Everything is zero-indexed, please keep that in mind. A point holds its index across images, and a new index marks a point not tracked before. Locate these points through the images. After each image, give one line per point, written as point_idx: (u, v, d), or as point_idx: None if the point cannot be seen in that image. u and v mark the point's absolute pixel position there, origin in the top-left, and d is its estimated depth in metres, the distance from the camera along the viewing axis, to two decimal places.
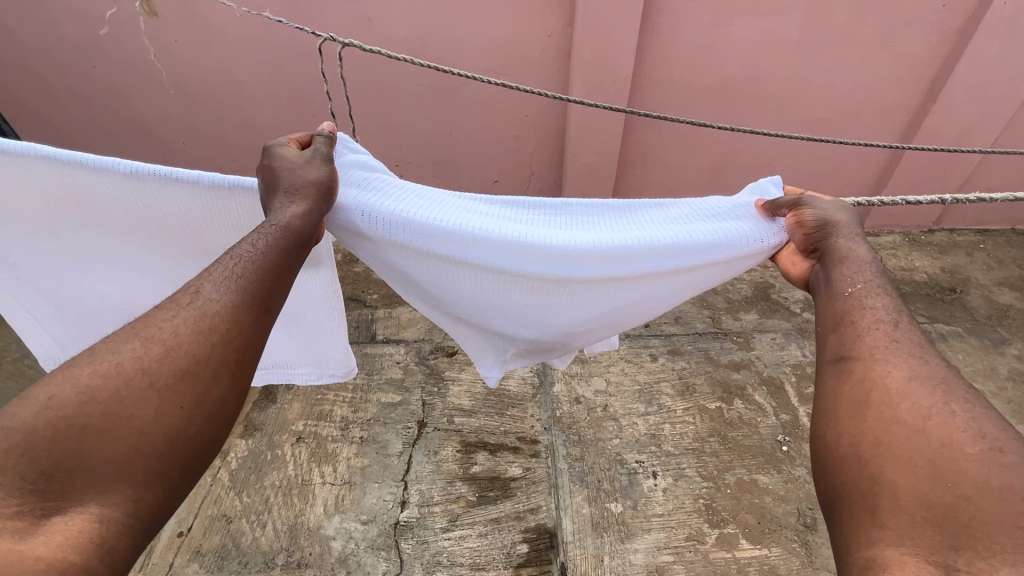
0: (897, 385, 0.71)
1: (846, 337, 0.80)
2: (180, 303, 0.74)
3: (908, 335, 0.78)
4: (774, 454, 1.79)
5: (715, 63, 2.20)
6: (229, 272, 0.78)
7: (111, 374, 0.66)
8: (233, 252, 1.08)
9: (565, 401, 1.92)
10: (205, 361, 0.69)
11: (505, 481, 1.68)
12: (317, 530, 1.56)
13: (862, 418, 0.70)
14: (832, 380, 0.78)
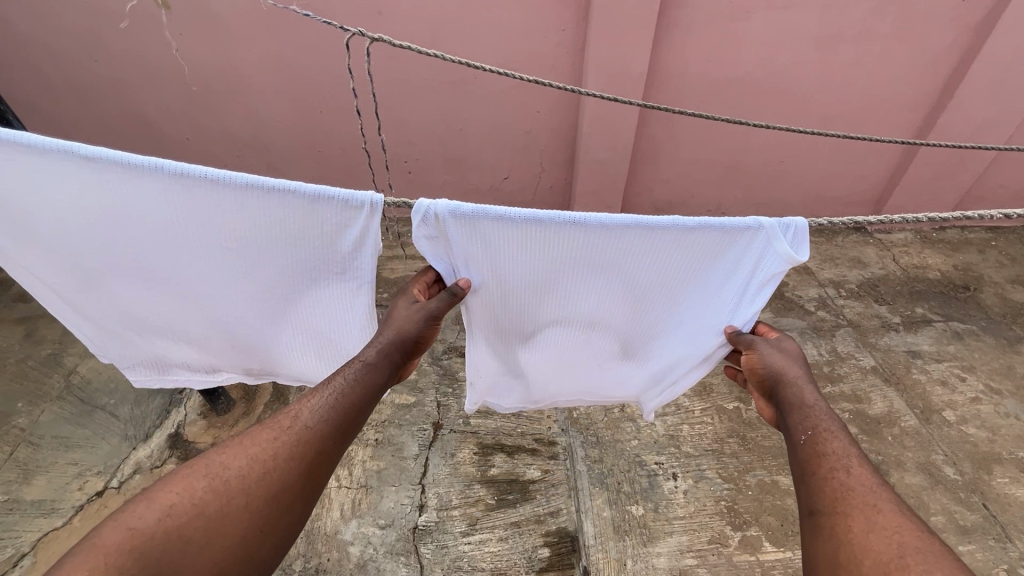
0: (852, 526, 0.78)
1: (813, 489, 0.87)
2: (282, 425, 0.86)
3: (864, 481, 0.84)
4: None
5: (730, 58, 2.17)
6: (319, 402, 0.90)
7: (218, 490, 0.77)
8: (273, 260, 1.02)
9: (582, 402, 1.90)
10: (289, 490, 0.81)
11: (524, 484, 1.66)
12: (334, 535, 1.53)
13: (842, 574, 0.74)
14: (812, 537, 0.83)
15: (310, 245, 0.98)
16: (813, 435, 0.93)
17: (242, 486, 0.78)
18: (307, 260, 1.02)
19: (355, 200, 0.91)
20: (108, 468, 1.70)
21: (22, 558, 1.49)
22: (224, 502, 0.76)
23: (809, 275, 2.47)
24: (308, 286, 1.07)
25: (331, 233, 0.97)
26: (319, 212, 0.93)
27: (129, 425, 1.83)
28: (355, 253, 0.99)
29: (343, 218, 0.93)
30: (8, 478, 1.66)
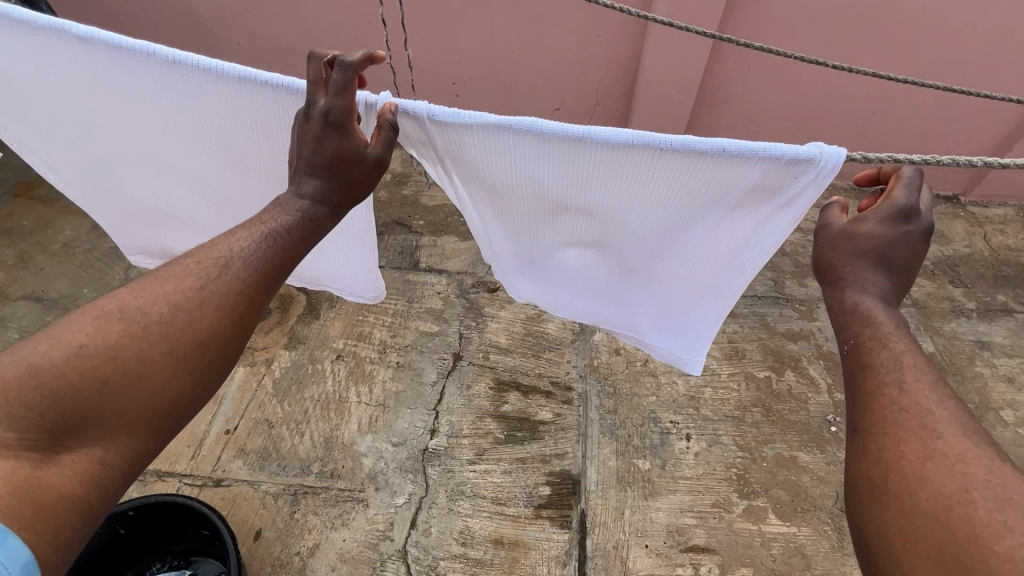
0: (896, 430, 0.69)
1: (854, 406, 0.76)
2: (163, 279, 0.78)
3: (920, 400, 0.71)
4: (820, 434, 1.69)
5: None
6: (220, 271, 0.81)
7: (91, 335, 0.70)
8: (268, 154, 1.03)
9: (605, 351, 1.86)
10: (178, 344, 0.74)
11: (535, 424, 1.68)
12: (350, 445, 1.63)
13: (880, 483, 0.66)
14: (850, 453, 0.73)
15: None
16: (857, 345, 0.80)
17: (146, 344, 0.72)
18: None
19: None
20: None
21: None
22: (115, 362, 0.69)
23: None
24: None
25: None
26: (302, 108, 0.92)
27: None
28: None
29: None
30: None
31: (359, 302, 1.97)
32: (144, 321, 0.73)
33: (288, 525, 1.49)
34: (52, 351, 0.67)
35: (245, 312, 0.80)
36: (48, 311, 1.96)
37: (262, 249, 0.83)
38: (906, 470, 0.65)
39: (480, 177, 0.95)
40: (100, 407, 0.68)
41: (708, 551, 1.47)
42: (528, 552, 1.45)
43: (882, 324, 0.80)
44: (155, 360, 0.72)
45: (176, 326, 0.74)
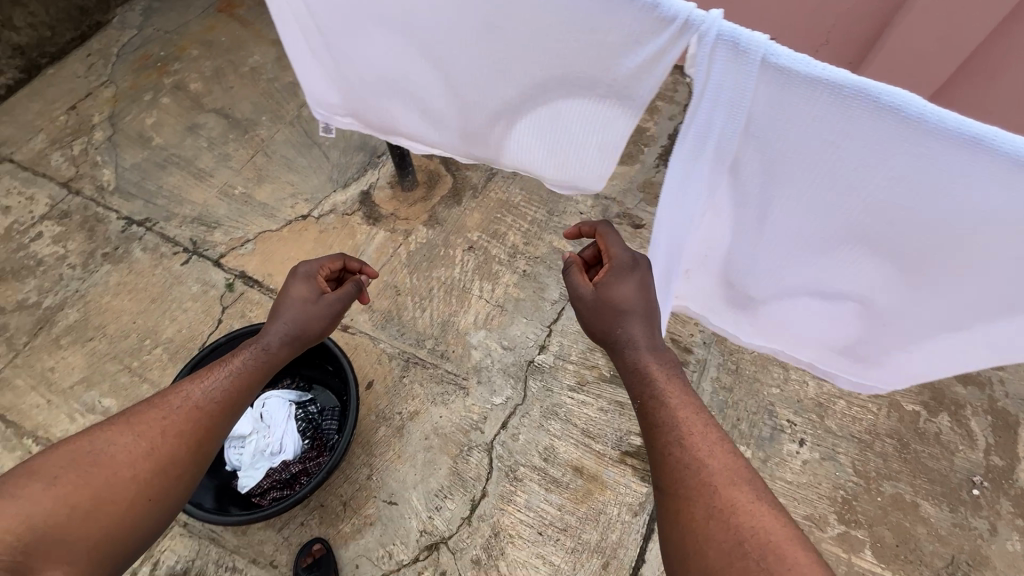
0: (697, 478, 0.87)
1: (656, 466, 0.93)
2: (164, 403, 1.00)
3: (696, 453, 0.89)
4: (955, 491, 1.50)
5: None
6: (218, 384, 1.06)
7: (98, 465, 0.89)
8: (542, 50, 0.86)
9: None
10: (179, 442, 0.97)
11: None
12: (463, 335, 1.69)
13: (694, 538, 0.82)
14: (662, 519, 0.89)
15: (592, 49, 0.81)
16: (643, 405, 1.00)
17: (114, 490, 0.88)
18: (581, 66, 0.85)
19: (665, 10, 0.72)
20: (314, 199, 1.98)
21: (247, 242, 1.88)
22: (115, 492, 0.88)
23: None
24: (567, 93, 0.91)
25: (624, 44, 0.78)
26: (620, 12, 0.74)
27: (335, 168, 2.05)
28: (636, 77, 0.81)
29: (644, 28, 0.75)
30: (248, 176, 2.03)
31: (501, 200, 1.95)
32: (114, 454, 0.91)
33: (396, 386, 1.61)
34: (32, 493, 0.82)
35: (214, 414, 1.03)
36: (232, 130, 2.14)
37: (223, 394, 1.06)
38: (713, 506, 0.83)
39: (728, 160, 0.80)
40: (89, 512, 0.85)
41: None
42: (604, 490, 1.47)
43: (662, 384, 1.00)
44: (155, 453, 0.94)
45: (163, 419, 0.98)
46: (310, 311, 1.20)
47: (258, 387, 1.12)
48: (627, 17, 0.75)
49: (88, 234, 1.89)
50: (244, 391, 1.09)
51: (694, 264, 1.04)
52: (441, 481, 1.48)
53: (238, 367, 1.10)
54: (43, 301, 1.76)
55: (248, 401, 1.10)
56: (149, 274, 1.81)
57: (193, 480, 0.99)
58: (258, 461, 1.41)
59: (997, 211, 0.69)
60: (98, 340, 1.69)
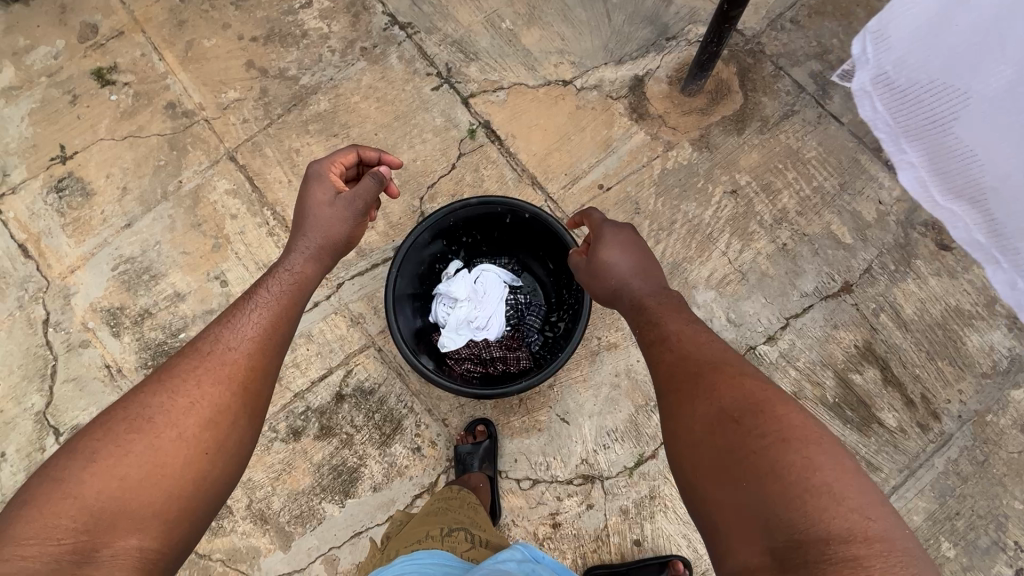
0: (719, 422, 0.87)
1: (666, 406, 0.97)
2: (203, 353, 0.82)
3: (681, 347, 1.01)
4: None
5: None
6: (251, 321, 0.88)
7: (141, 428, 0.72)
8: None
9: (1010, 417, 1.40)
10: (219, 390, 0.79)
11: (871, 418, 1.40)
12: (690, 288, 1.51)
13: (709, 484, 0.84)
14: (676, 464, 0.92)
15: None
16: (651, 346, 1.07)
17: (165, 445, 0.72)
18: None
19: None
20: (581, 66, 1.72)
21: (499, 90, 1.71)
22: (163, 448, 0.71)
23: None
24: None
25: None
26: None
27: (614, 36, 1.73)
28: None
29: None
30: (519, 11, 1.78)
31: (790, 150, 1.60)
32: (153, 415, 0.73)
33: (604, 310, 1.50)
34: (71, 469, 0.67)
35: (252, 345, 0.85)
36: None
37: (261, 323, 0.88)
38: (737, 447, 0.82)
39: None
40: (140, 473, 0.69)
41: None
42: None
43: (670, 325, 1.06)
44: (204, 397, 0.77)
45: (200, 364, 0.80)
46: (333, 223, 1.02)
47: (298, 312, 0.95)
48: None
49: (353, 19, 1.79)
50: (281, 317, 0.91)
51: None
52: (617, 423, 1.42)
53: (268, 298, 0.92)
54: (299, 77, 1.74)
55: (292, 330, 0.93)
56: (400, 88, 1.72)
57: (253, 419, 0.82)
58: (462, 327, 1.40)
59: None
60: (341, 139, 1.68)
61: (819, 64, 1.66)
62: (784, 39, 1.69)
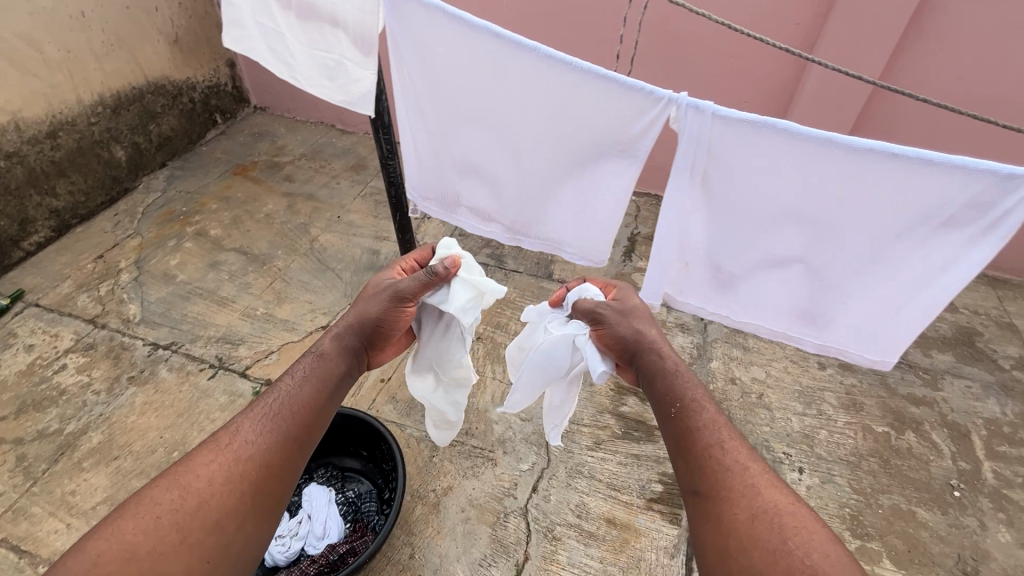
0: (738, 451, 1.01)
1: (669, 394, 1.11)
2: (222, 445, 0.96)
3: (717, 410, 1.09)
4: (942, 496, 1.67)
5: (982, 76, 1.99)
6: (264, 408, 1.02)
7: (147, 531, 0.83)
8: (566, 127, 1.12)
9: (721, 378, 1.98)
10: (216, 480, 0.91)
11: (651, 427, 1.82)
12: (484, 412, 1.84)
13: (722, 501, 0.95)
14: (683, 427, 1.06)
15: (612, 118, 1.06)
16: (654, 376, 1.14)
17: (161, 538, 0.83)
18: (603, 136, 1.10)
19: (658, 94, 0.99)
20: (331, 312, 2.21)
21: (271, 353, 2.04)
22: (154, 554, 0.82)
23: (1013, 332, 2.23)
24: (598, 164, 1.15)
25: (628, 119, 1.05)
26: (627, 97, 1.02)
27: (348, 286, 2.32)
28: (640, 136, 1.06)
29: (642, 106, 1.02)
30: (268, 299, 2.26)
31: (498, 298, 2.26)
32: (162, 514, 0.85)
33: (427, 465, 1.70)
34: (129, 537, 0.82)
35: (250, 460, 0.95)
36: (251, 263, 2.42)
37: (269, 434, 0.98)
38: (746, 467, 0.98)
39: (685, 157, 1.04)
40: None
41: None
42: (639, 538, 1.55)
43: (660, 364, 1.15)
44: (187, 519, 0.86)
45: (206, 469, 0.92)
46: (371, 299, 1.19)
47: (317, 407, 1.06)
48: (635, 97, 1.02)
49: (115, 360, 1.99)
50: (289, 433, 1.00)
51: (692, 257, 1.21)
52: (483, 550, 1.51)
53: (290, 397, 1.05)
54: (64, 427, 1.78)
55: (308, 429, 1.04)
56: (176, 390, 1.90)
57: (255, 522, 0.92)
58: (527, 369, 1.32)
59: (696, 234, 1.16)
60: (123, 458, 1.70)
61: (488, 248, 2.48)
62: (459, 245, 2.51)
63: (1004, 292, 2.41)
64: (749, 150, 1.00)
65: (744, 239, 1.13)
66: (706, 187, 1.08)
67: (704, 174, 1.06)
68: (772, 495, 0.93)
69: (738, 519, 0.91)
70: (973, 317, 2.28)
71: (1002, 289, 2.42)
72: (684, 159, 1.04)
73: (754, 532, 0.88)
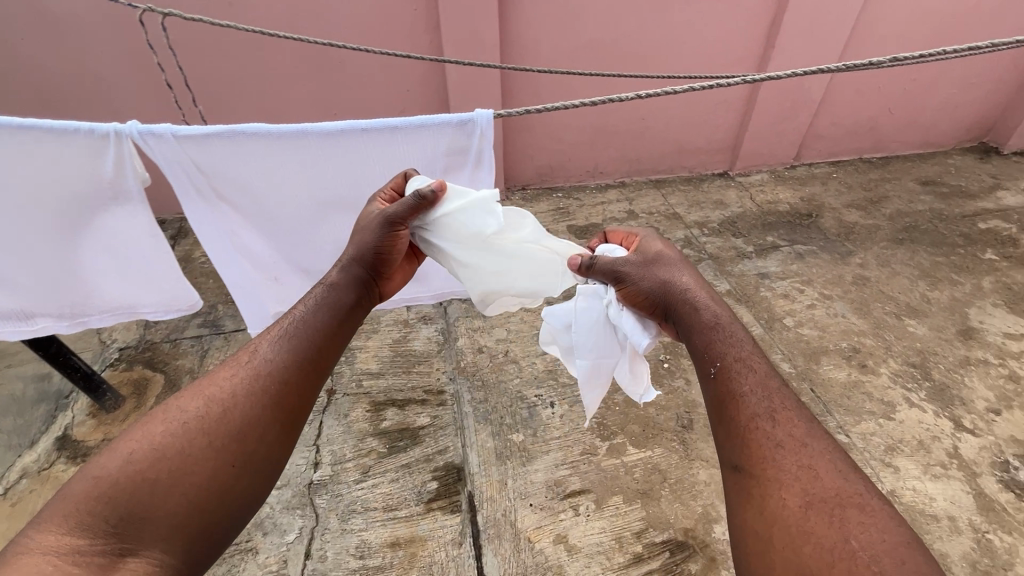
0: (791, 426, 0.91)
1: (715, 347, 1.04)
2: (242, 361, 1.01)
3: (768, 378, 1.00)
4: (657, 372, 1.98)
5: (574, 26, 2.36)
6: (281, 329, 1.06)
7: (177, 434, 0.88)
8: (45, 190, 1.13)
9: (469, 352, 2.05)
10: (235, 394, 0.95)
11: (414, 430, 1.79)
12: None
13: (771, 485, 0.85)
14: (727, 385, 0.99)
15: (75, 172, 1.10)
16: (699, 329, 1.07)
17: (189, 443, 0.87)
18: (82, 190, 1.13)
19: (98, 131, 1.04)
20: None
21: None
22: (188, 459, 0.86)
23: (677, 219, 2.75)
24: (104, 213, 1.19)
25: (93, 164, 1.09)
26: (73, 145, 1.06)
27: (13, 434, 1.80)
28: (118, 176, 1.12)
29: (94, 148, 1.07)
30: None
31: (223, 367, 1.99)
32: (187, 418, 0.91)
33: None
34: (156, 441, 0.86)
35: (268, 374, 0.99)
36: None
37: (287, 349, 1.03)
38: (797, 445, 0.88)
39: (189, 180, 1.10)
40: (131, 493, 0.80)
41: (583, 492, 1.64)
42: (425, 544, 1.53)
43: (716, 321, 1.08)
44: (200, 440, 0.88)
45: (218, 393, 0.95)
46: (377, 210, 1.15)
47: (336, 327, 1.09)
48: (83, 143, 1.06)
49: None
50: (308, 347, 1.04)
51: (278, 268, 1.30)
52: None
53: (313, 309, 1.09)
54: None
55: (332, 346, 1.08)
56: None
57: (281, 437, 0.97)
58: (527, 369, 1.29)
59: (256, 246, 1.25)
60: None
61: (199, 317, 2.17)
62: (161, 326, 2.15)
63: (666, 189, 2.96)
64: (260, 165, 1.11)
65: (306, 235, 1.26)
66: (232, 205, 1.17)
67: (217, 189, 1.14)
68: (832, 480, 0.83)
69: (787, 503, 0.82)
70: (649, 218, 2.75)
71: (663, 187, 2.98)
72: (188, 180, 1.10)
73: (813, 518, 0.79)
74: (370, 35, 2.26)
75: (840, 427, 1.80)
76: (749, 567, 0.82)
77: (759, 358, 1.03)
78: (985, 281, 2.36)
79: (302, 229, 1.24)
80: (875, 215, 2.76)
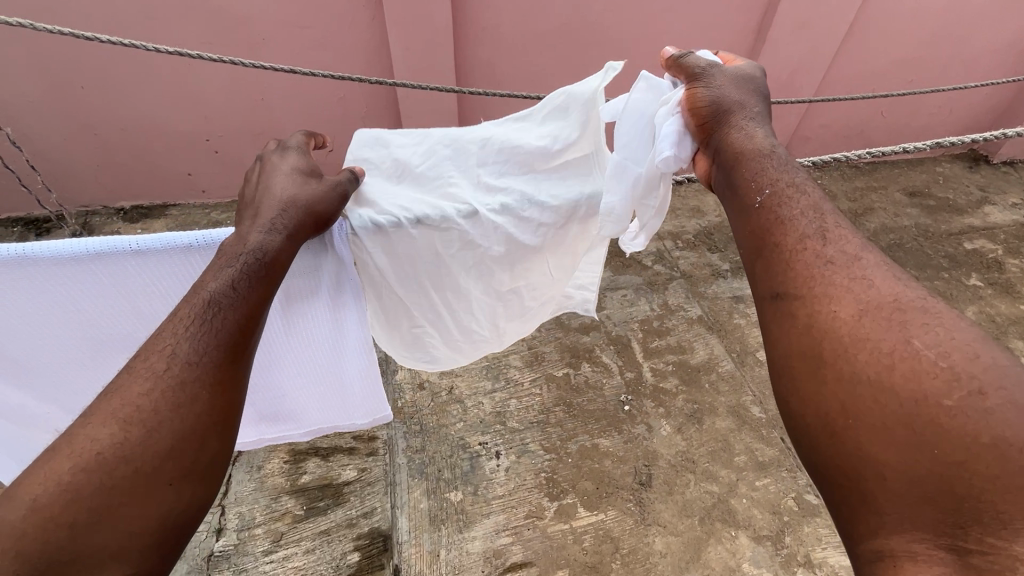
0: (892, 336, 0.64)
1: (753, 168, 0.83)
2: (148, 363, 0.71)
3: (842, 247, 0.74)
4: (617, 416, 1.79)
5: (542, 7, 2.04)
6: (189, 321, 0.73)
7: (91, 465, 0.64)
8: None
9: (409, 389, 1.82)
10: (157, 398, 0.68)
11: (338, 487, 1.57)
12: None
13: (816, 299, 0.69)
14: (782, 253, 0.75)
15: None
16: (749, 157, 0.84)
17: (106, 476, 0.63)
18: None
19: None
20: None
21: None
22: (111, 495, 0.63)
23: None
24: None
25: None
26: None
27: None
28: None
29: None
30: None
31: None
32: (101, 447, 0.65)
33: None
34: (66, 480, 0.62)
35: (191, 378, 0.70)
36: None
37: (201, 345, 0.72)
38: (893, 358, 0.61)
39: None
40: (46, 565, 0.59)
41: (525, 565, 1.45)
42: None
43: (770, 152, 0.84)
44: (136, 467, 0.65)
45: (140, 407, 0.68)
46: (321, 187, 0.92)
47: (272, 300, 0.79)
48: None
49: None
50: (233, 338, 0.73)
51: (58, 422, 1.10)
52: None
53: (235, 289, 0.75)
54: None
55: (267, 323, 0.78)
56: None
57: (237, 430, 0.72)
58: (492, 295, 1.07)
59: (18, 406, 1.04)
60: None
61: None
62: None
63: None
64: (11, 312, 0.87)
65: (81, 391, 1.04)
66: None
67: None
68: (948, 401, 0.57)
69: (889, 440, 0.58)
70: None
71: None
72: None
73: (912, 463, 0.56)
74: (300, 8, 1.89)
75: (811, 486, 1.65)
76: (794, 395, 0.68)
77: (807, 176, 0.84)
78: (969, 311, 2.22)
79: (77, 383, 1.03)
80: (859, 230, 2.57)
